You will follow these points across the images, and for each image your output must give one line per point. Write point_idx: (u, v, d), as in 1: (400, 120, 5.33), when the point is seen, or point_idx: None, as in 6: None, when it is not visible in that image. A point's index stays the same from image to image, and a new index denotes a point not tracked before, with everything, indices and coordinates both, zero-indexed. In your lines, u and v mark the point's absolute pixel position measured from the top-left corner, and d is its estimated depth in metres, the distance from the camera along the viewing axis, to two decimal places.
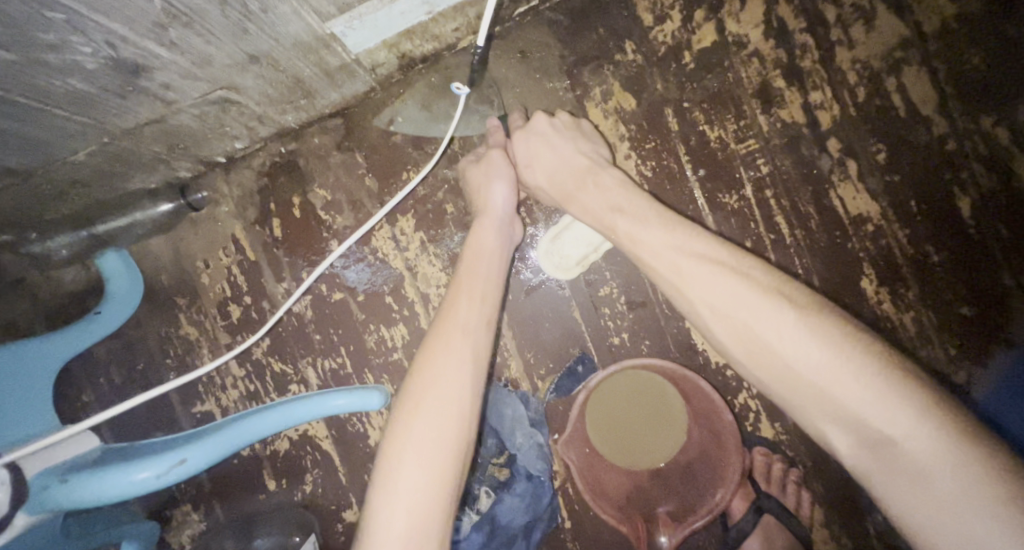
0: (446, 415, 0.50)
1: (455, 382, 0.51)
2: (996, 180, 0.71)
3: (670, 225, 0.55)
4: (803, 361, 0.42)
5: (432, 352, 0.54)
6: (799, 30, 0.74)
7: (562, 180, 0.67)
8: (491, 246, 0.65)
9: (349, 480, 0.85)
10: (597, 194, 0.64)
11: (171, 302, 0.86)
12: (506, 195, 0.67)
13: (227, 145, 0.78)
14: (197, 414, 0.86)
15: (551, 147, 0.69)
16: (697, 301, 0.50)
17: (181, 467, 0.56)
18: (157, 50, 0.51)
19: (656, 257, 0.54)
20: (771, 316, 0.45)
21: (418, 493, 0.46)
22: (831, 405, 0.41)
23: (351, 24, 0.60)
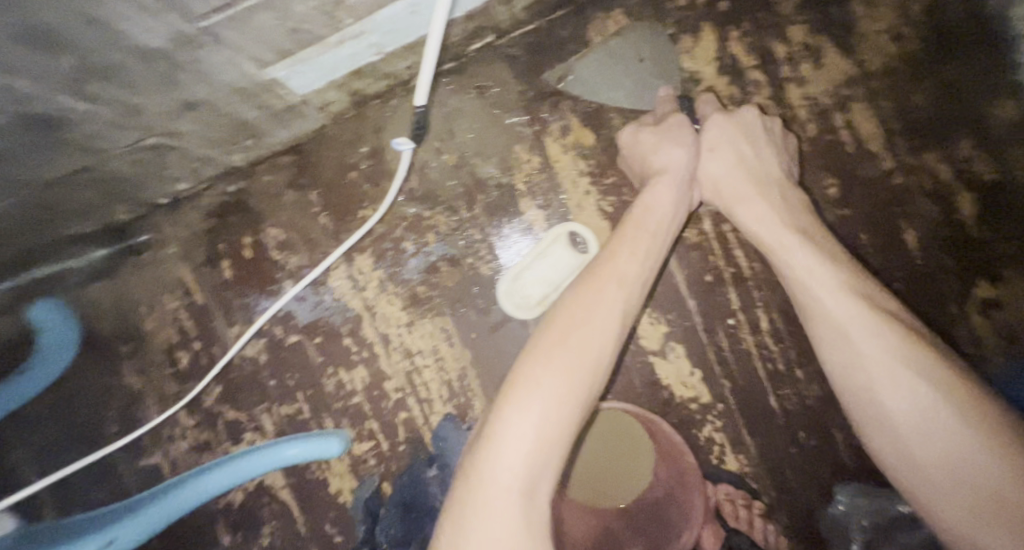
0: (572, 386, 0.47)
1: (589, 359, 0.49)
2: (941, 213, 0.74)
3: (848, 261, 0.56)
4: (954, 418, 0.43)
5: (559, 325, 0.50)
6: (751, 67, 0.75)
7: (734, 184, 0.65)
8: (668, 205, 0.62)
9: (309, 530, 0.82)
10: (777, 211, 0.61)
11: (112, 351, 0.81)
12: (684, 156, 0.64)
13: (169, 186, 0.74)
14: (143, 468, 0.81)
15: (751, 151, 0.66)
16: (836, 314, 0.52)
17: (108, 547, 0.67)
18: (75, 102, 0.47)
19: (856, 280, 0.54)
20: (923, 361, 0.47)
21: (536, 456, 0.45)
22: (964, 459, 0.42)
23: (294, 68, 0.58)
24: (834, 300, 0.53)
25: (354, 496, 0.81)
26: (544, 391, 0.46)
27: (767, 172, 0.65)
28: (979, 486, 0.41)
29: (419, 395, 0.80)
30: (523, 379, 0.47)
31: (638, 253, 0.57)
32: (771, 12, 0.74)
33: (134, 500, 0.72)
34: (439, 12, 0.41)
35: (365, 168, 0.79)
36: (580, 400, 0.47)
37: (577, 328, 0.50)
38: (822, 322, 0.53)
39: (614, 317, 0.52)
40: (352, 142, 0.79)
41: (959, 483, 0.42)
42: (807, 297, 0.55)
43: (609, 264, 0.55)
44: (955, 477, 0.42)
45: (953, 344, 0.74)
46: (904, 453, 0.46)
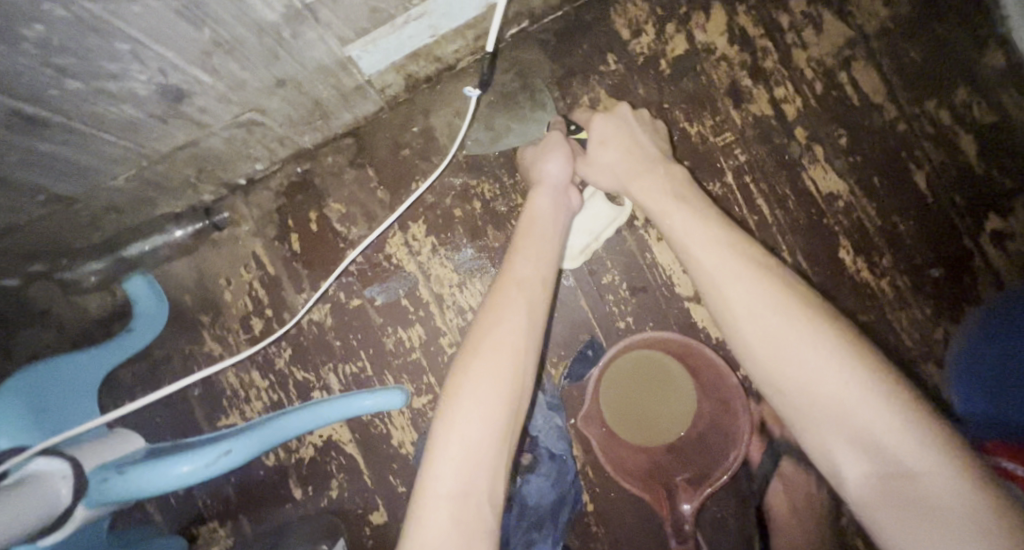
0: (492, 395, 0.51)
1: (503, 364, 0.53)
2: (945, 155, 0.80)
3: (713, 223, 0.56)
4: (814, 363, 0.42)
5: (486, 322, 0.56)
6: (759, 36, 0.84)
7: (628, 167, 0.71)
8: (546, 211, 0.71)
9: (375, 481, 0.87)
10: (659, 189, 0.65)
11: (194, 320, 0.89)
12: (561, 165, 0.74)
13: (248, 167, 0.84)
14: (222, 428, 0.89)
15: (630, 145, 0.73)
16: (704, 273, 0.52)
17: (228, 456, 0.60)
18: (200, 74, 0.58)
19: (705, 245, 0.54)
20: (782, 308, 0.45)
21: (472, 457, 0.49)
22: (823, 406, 0.41)
23: (366, 48, 0.68)
24: (723, 269, 0.50)
25: (416, 446, 0.87)
26: (467, 394, 0.51)
27: (651, 155, 0.72)
28: (864, 435, 0.39)
29: None
30: (452, 386, 0.52)
31: (531, 259, 0.64)
32: None
33: (230, 430, 0.66)
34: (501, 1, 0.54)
35: (417, 145, 0.88)
36: (501, 404, 0.51)
37: (481, 345, 0.54)
38: (708, 293, 0.52)
39: (523, 315, 0.58)
40: (405, 123, 0.88)
41: (849, 436, 0.40)
42: (694, 263, 0.54)
43: (506, 275, 0.62)
44: (838, 429, 0.41)
45: (971, 273, 0.80)
46: (800, 414, 0.43)
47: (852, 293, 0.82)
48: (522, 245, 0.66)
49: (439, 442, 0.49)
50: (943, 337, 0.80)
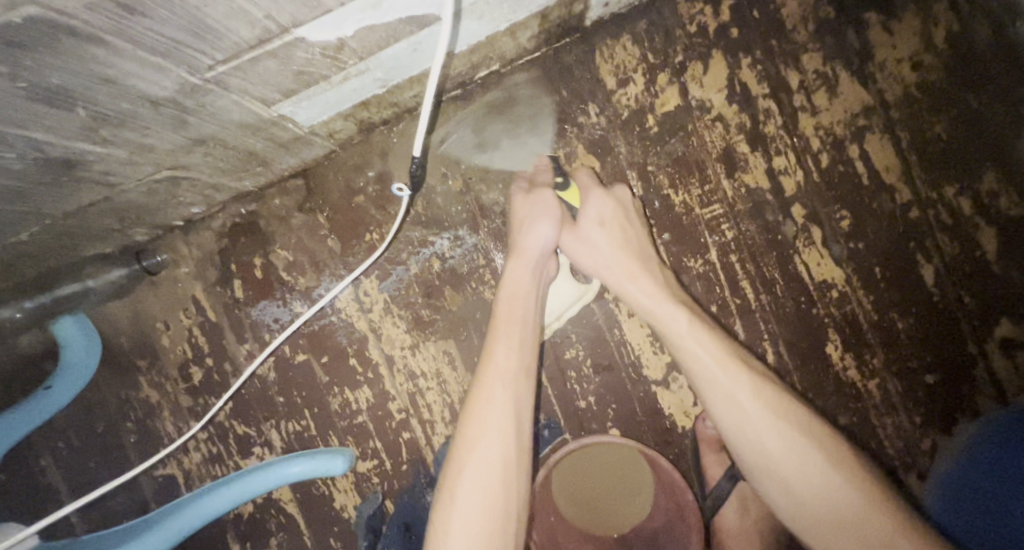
0: (485, 489, 0.53)
1: (495, 461, 0.54)
2: (959, 249, 0.71)
3: (711, 328, 0.61)
4: (812, 473, 0.52)
5: (470, 438, 0.55)
6: (762, 95, 0.73)
7: (622, 262, 0.66)
8: (526, 288, 0.64)
9: (314, 543, 0.84)
10: (651, 292, 0.64)
11: (131, 365, 0.85)
12: (549, 235, 0.65)
13: (183, 211, 0.76)
14: (160, 477, 0.86)
15: (625, 234, 0.69)
16: (703, 376, 0.58)
17: None
18: (89, 146, 0.49)
19: (710, 354, 0.58)
20: (770, 421, 0.55)
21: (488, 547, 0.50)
22: (829, 512, 0.51)
23: (299, 104, 0.59)
24: (734, 380, 0.57)
25: (357, 512, 0.83)
26: (464, 492, 0.53)
27: (648, 252, 0.69)
28: (856, 526, 0.49)
29: (421, 417, 0.81)
30: (439, 516, 0.53)
31: (511, 347, 0.60)
32: (785, 38, 0.72)
33: (137, 523, 0.78)
34: (436, 62, 0.42)
35: (372, 192, 0.80)
36: (496, 501, 0.53)
37: (477, 439, 0.55)
38: (717, 398, 0.57)
39: (506, 413, 0.56)
40: (359, 167, 0.80)
41: (847, 530, 0.49)
42: (698, 370, 0.59)
43: (485, 365, 0.59)
44: (837, 525, 0.50)
45: (972, 383, 0.72)
46: (802, 512, 0.52)
47: (836, 392, 0.74)
48: (499, 332, 0.62)
49: None
50: (931, 450, 0.73)
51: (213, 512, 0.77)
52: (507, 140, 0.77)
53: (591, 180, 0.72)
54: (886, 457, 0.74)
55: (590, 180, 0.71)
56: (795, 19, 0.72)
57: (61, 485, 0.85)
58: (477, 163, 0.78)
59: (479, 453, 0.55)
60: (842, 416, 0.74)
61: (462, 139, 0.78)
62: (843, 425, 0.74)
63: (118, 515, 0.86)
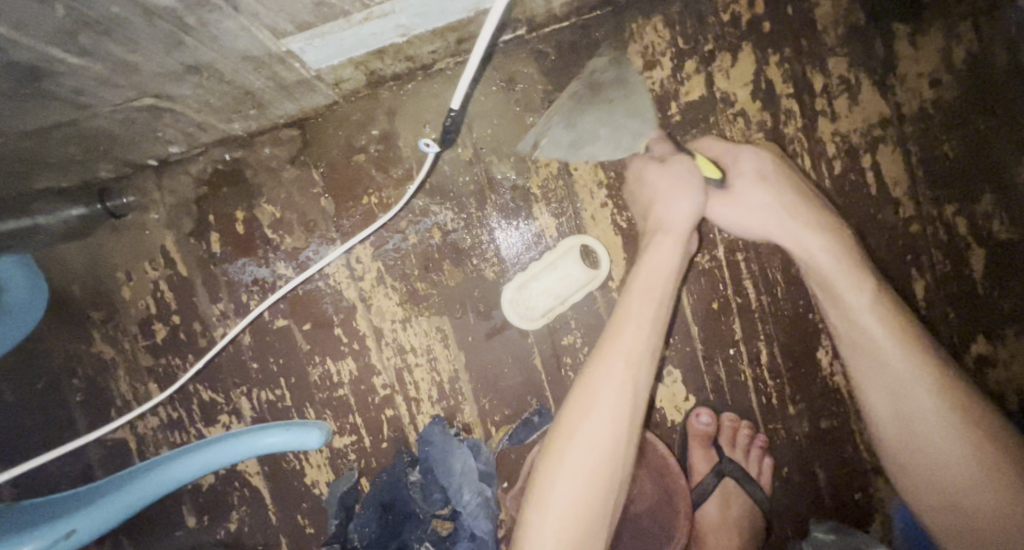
0: (601, 454, 0.54)
1: (611, 427, 0.55)
2: (950, 266, 0.73)
3: (897, 313, 0.61)
4: (919, 419, 0.57)
5: (596, 385, 0.56)
6: (786, 95, 0.72)
7: (769, 213, 0.67)
8: (671, 255, 0.63)
9: (280, 520, 0.79)
10: (822, 245, 0.64)
11: (83, 316, 0.77)
12: (683, 206, 0.64)
13: (160, 149, 0.69)
14: (108, 442, 0.78)
15: (790, 187, 0.67)
16: (859, 331, 0.61)
17: (70, 538, 0.62)
18: (63, 54, 0.41)
19: (883, 332, 0.60)
20: (919, 384, 0.57)
21: (586, 498, 0.53)
22: (934, 465, 0.56)
23: (313, 42, 0.53)
24: (900, 356, 0.59)
25: (330, 489, 0.78)
26: (580, 446, 0.54)
27: (814, 209, 0.66)
28: (955, 476, 0.55)
29: (407, 394, 0.78)
30: (554, 454, 0.55)
31: (644, 311, 0.60)
32: (815, 39, 0.71)
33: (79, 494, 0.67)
34: (494, 14, 0.39)
35: (374, 152, 0.74)
36: (606, 460, 0.54)
37: (586, 410, 0.56)
38: (870, 368, 0.61)
39: (625, 382, 0.56)
40: (362, 123, 0.74)
41: (958, 496, 0.55)
42: (877, 348, 0.60)
43: (610, 337, 0.59)
44: (948, 493, 0.56)
45: None
46: (923, 478, 0.58)
47: (822, 396, 0.76)
48: (633, 290, 0.61)
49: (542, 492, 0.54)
50: None
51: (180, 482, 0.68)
52: (611, 95, 0.73)
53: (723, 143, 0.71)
54: (862, 463, 0.76)
55: (728, 143, 0.70)
56: (827, 21, 0.71)
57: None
58: (629, 143, 0.72)
59: (592, 422, 0.55)
60: (823, 419, 0.76)
61: (597, 117, 0.73)
62: (824, 427, 0.76)
63: (58, 480, 0.78)
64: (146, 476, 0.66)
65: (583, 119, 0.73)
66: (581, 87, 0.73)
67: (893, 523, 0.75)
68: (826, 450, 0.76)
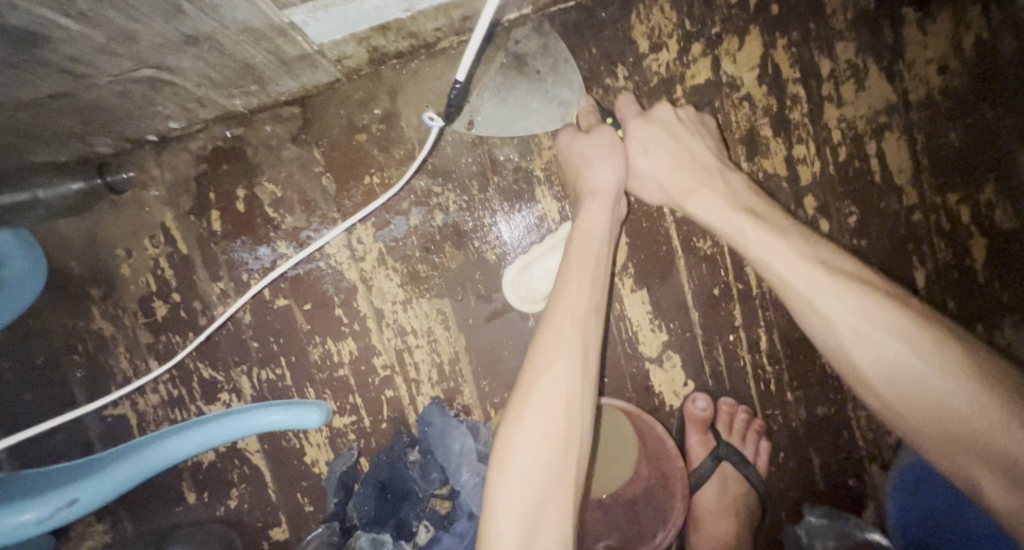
0: (550, 424, 0.51)
1: (561, 392, 0.52)
2: (952, 256, 0.73)
3: (830, 259, 0.54)
4: (870, 354, 0.50)
5: (537, 359, 0.54)
6: (793, 80, 0.72)
7: (676, 182, 0.66)
8: (602, 225, 0.61)
9: (280, 498, 0.80)
10: (726, 201, 0.61)
11: (83, 293, 0.76)
12: (613, 168, 0.62)
13: (160, 124, 0.68)
14: (109, 418, 0.79)
15: (681, 148, 0.66)
16: (781, 277, 0.56)
17: (69, 506, 0.61)
18: (61, 20, 0.40)
19: (801, 282, 0.54)
20: (852, 311, 0.51)
21: (545, 472, 0.51)
22: (924, 402, 0.47)
23: (315, 15, 0.52)
24: (833, 300, 0.52)
25: (329, 468, 0.79)
26: (530, 423, 0.52)
27: (708, 166, 0.65)
28: (950, 411, 0.46)
29: (407, 375, 0.78)
30: (505, 437, 0.53)
31: (582, 280, 0.57)
32: (824, 23, 0.70)
33: (86, 464, 0.66)
34: (496, 2, 0.38)
35: (376, 132, 0.73)
36: (560, 431, 0.52)
37: (540, 374, 0.53)
38: (816, 326, 0.54)
39: (574, 345, 0.54)
40: (364, 102, 0.73)
41: (965, 443, 0.45)
42: (806, 301, 0.54)
43: (558, 297, 0.57)
44: (957, 446, 0.46)
45: None
46: (922, 427, 0.48)
47: (820, 384, 0.76)
48: (569, 260, 0.59)
49: (500, 476, 0.51)
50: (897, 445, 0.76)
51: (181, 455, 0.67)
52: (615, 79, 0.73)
53: (629, 113, 0.70)
54: (857, 449, 0.76)
55: (630, 115, 0.69)
56: (836, 5, 0.70)
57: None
58: (558, 115, 0.73)
59: (541, 391, 0.52)
60: (820, 406, 0.77)
61: (524, 89, 0.72)
62: (820, 414, 0.77)
63: (60, 455, 0.79)
64: (149, 447, 0.65)
65: (515, 89, 0.72)
66: (540, 59, 0.72)
67: (886, 509, 0.76)
68: (822, 437, 0.77)
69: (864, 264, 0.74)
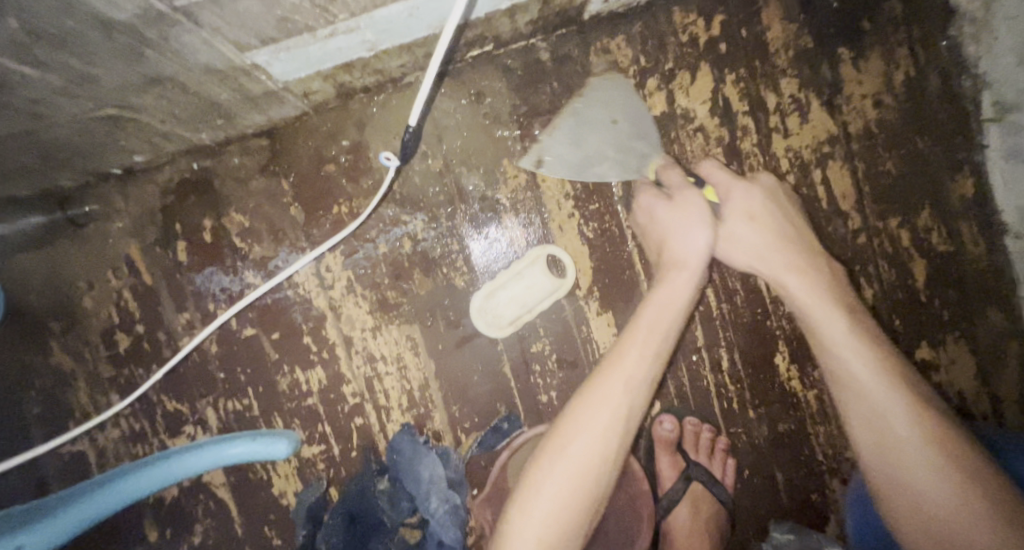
0: (575, 486, 0.57)
1: (590, 458, 0.58)
2: (896, 276, 0.77)
3: (881, 349, 0.63)
4: (884, 438, 0.59)
5: (586, 414, 0.59)
6: (742, 112, 0.76)
7: (770, 251, 0.70)
8: (678, 304, 0.66)
9: (246, 531, 0.78)
10: (806, 284, 0.68)
11: (42, 326, 0.75)
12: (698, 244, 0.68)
13: (125, 158, 0.68)
14: (67, 455, 0.76)
15: (777, 230, 0.71)
16: (824, 352, 0.66)
17: None
18: (18, 66, 0.41)
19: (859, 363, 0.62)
20: (881, 392, 0.60)
21: (559, 524, 0.56)
22: (901, 490, 0.56)
23: (277, 56, 0.54)
24: (877, 391, 0.60)
25: (298, 499, 0.77)
26: (557, 474, 0.57)
27: (776, 246, 0.70)
28: (933, 513, 0.53)
29: (376, 402, 0.78)
30: (530, 485, 0.58)
31: (643, 354, 0.63)
32: (768, 60, 0.75)
33: (38, 506, 0.65)
34: (449, 24, 0.41)
35: (344, 162, 0.75)
36: (585, 500, 0.57)
37: (570, 439, 0.58)
38: (861, 411, 0.61)
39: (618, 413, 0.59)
40: (332, 133, 0.75)
41: (928, 531, 0.54)
42: (863, 388, 0.61)
43: (612, 364, 0.62)
44: (932, 531, 0.53)
45: None
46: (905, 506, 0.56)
47: (779, 401, 0.79)
48: (633, 332, 0.64)
49: (524, 508, 0.57)
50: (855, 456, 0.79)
51: (138, 494, 0.66)
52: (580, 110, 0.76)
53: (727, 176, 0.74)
54: (816, 463, 0.79)
55: (725, 178, 0.73)
56: (779, 43, 0.75)
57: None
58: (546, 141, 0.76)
59: (571, 453, 0.58)
60: (781, 422, 0.79)
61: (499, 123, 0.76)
62: (781, 430, 0.79)
63: (13, 494, 0.76)
64: (104, 490, 0.65)
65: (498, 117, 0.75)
66: (524, 91, 0.75)
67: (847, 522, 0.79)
68: (783, 454, 0.79)
69: None
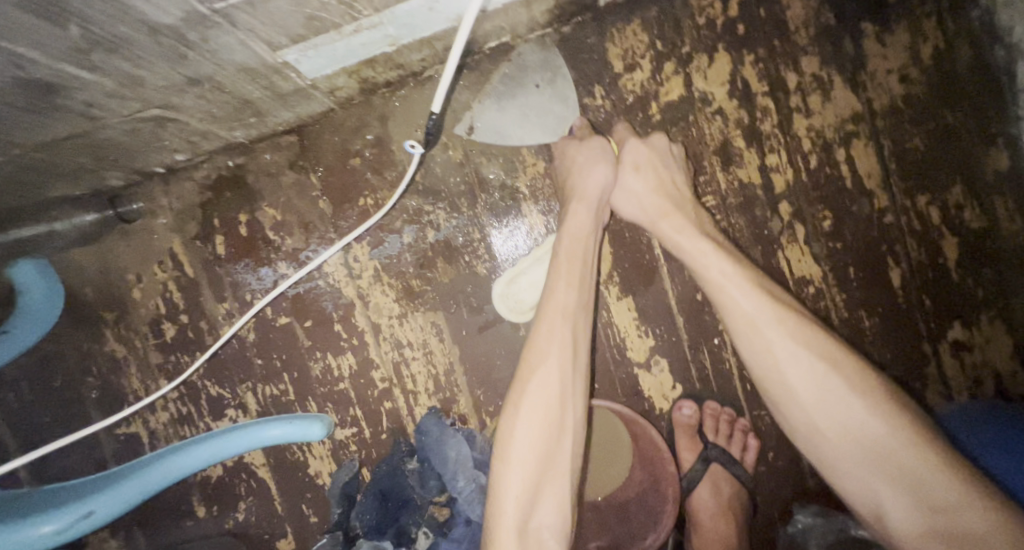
0: (540, 427, 0.57)
1: (545, 388, 0.58)
2: (925, 255, 0.75)
3: (773, 291, 0.60)
4: (797, 373, 0.55)
5: (530, 366, 0.60)
6: (761, 93, 0.75)
7: (655, 201, 0.70)
8: (586, 234, 0.67)
9: (285, 509, 0.83)
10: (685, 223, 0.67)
11: (95, 316, 0.81)
12: (602, 180, 0.67)
13: (166, 158, 0.73)
14: (120, 437, 0.82)
15: (659, 168, 0.71)
16: (724, 287, 0.61)
17: (87, 519, 0.66)
18: (75, 70, 0.44)
19: (751, 303, 0.58)
20: (789, 334, 0.56)
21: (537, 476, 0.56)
22: (856, 428, 0.52)
23: (306, 53, 0.57)
24: (773, 321, 0.57)
25: (332, 479, 0.81)
26: (522, 424, 0.57)
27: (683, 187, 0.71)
28: (870, 443, 0.51)
29: (404, 387, 0.81)
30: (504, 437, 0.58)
31: (570, 288, 0.64)
32: (788, 39, 0.74)
33: (94, 481, 0.71)
34: (473, 10, 0.43)
35: (369, 156, 0.78)
36: (552, 445, 0.57)
37: (527, 382, 0.59)
38: (761, 358, 0.57)
39: (560, 353, 0.60)
40: (357, 128, 0.78)
41: (886, 458, 0.51)
42: (759, 332, 0.57)
43: (543, 309, 0.63)
44: (869, 455, 0.51)
45: (923, 379, 0.77)
46: (843, 434, 0.53)
47: None
48: (558, 268, 0.65)
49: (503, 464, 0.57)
50: None
51: (183, 473, 0.71)
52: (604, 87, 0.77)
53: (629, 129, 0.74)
54: None
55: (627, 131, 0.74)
56: (798, 22, 0.74)
57: (11, 442, 0.82)
58: (553, 126, 0.77)
59: (530, 396, 0.58)
60: None
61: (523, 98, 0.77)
62: None
63: (75, 472, 0.83)
64: (153, 466, 0.70)
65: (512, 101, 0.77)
66: (539, 72, 0.77)
67: None
68: None
69: (838, 266, 0.77)
